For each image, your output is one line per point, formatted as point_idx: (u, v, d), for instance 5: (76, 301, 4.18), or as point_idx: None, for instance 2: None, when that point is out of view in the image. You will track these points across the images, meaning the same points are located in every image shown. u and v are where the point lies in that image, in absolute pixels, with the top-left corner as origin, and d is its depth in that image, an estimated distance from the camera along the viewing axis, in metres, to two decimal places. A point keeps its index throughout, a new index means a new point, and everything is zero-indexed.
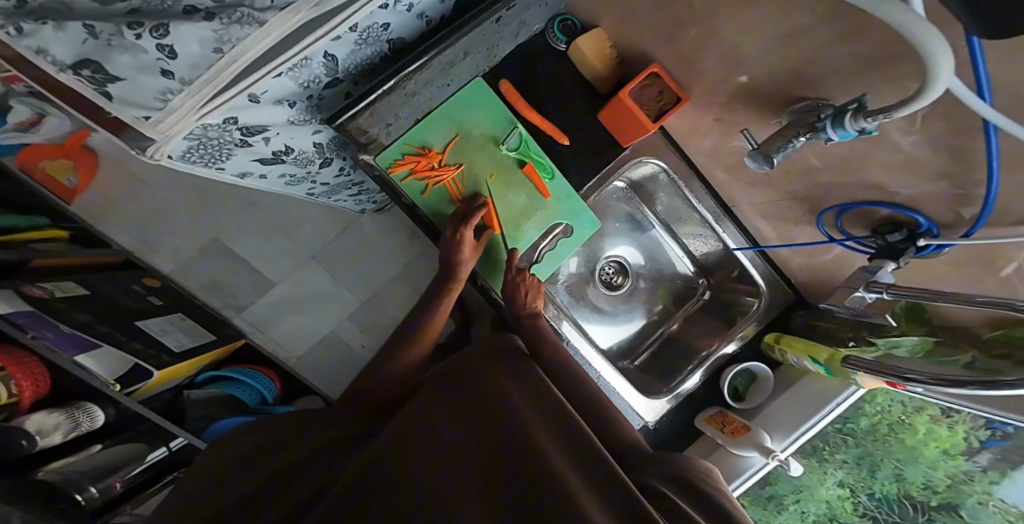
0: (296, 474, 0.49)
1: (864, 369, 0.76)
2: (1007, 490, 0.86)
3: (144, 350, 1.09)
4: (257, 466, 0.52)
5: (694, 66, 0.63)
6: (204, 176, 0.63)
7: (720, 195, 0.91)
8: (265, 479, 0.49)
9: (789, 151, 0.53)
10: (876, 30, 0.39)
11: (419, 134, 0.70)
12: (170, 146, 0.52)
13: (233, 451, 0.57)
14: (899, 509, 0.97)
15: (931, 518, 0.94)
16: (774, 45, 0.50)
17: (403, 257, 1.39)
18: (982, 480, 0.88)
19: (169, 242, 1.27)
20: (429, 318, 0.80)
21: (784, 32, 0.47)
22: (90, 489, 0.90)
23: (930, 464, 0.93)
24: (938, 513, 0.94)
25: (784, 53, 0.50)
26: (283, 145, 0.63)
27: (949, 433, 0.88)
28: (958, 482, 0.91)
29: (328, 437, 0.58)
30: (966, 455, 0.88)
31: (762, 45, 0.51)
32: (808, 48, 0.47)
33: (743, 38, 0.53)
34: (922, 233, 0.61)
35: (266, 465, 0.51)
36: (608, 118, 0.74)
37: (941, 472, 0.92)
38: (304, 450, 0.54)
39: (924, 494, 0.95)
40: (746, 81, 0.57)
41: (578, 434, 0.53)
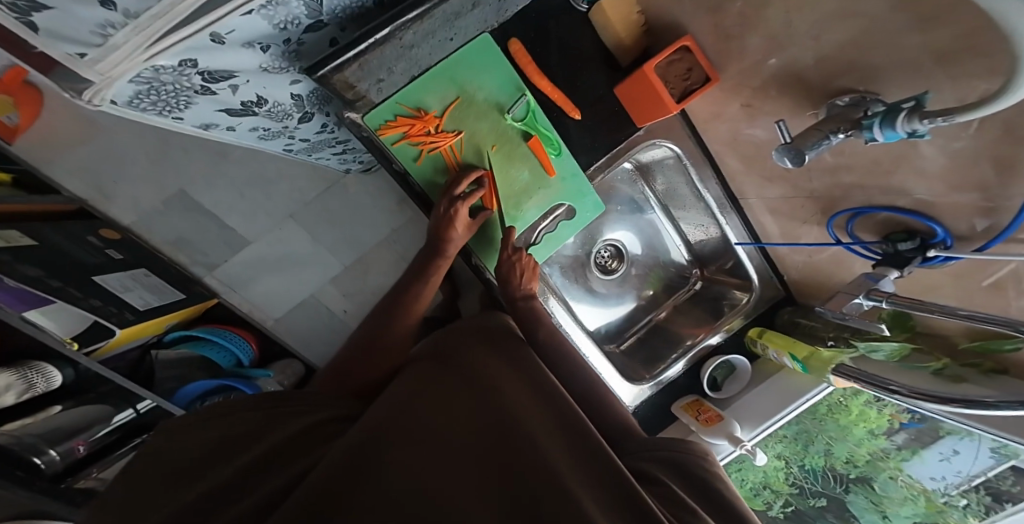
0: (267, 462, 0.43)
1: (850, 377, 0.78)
2: (914, 467, 0.93)
3: (102, 309, 1.04)
4: (220, 454, 0.46)
5: (732, 43, 0.57)
6: (158, 126, 0.54)
7: (729, 185, 0.85)
8: (229, 467, 0.43)
9: (824, 148, 0.48)
10: (963, 21, 0.34)
11: (416, 92, 0.61)
12: (113, 90, 0.44)
13: (196, 428, 0.51)
14: (823, 478, 1.06)
15: (848, 488, 1.03)
16: (835, 26, 0.44)
17: (388, 222, 1.31)
18: (894, 457, 0.95)
19: (129, 188, 1.13)
20: (417, 292, 0.76)
21: (853, 10, 0.42)
22: (49, 452, 0.85)
23: (855, 441, 0.99)
24: (855, 485, 1.02)
25: (843, 37, 0.44)
26: (254, 95, 0.55)
27: (874, 413, 0.93)
28: (876, 457, 0.97)
29: (306, 414, 0.53)
30: (887, 434, 0.94)
31: (821, 23, 0.45)
32: (874, 32, 0.41)
33: (798, 14, 0.47)
34: (934, 243, 0.58)
35: (238, 448, 0.46)
36: (624, 93, 0.68)
37: (863, 448, 0.98)
38: (275, 433, 0.48)
39: (846, 467, 1.02)
40: (793, 64, 0.51)
41: (577, 426, 0.51)
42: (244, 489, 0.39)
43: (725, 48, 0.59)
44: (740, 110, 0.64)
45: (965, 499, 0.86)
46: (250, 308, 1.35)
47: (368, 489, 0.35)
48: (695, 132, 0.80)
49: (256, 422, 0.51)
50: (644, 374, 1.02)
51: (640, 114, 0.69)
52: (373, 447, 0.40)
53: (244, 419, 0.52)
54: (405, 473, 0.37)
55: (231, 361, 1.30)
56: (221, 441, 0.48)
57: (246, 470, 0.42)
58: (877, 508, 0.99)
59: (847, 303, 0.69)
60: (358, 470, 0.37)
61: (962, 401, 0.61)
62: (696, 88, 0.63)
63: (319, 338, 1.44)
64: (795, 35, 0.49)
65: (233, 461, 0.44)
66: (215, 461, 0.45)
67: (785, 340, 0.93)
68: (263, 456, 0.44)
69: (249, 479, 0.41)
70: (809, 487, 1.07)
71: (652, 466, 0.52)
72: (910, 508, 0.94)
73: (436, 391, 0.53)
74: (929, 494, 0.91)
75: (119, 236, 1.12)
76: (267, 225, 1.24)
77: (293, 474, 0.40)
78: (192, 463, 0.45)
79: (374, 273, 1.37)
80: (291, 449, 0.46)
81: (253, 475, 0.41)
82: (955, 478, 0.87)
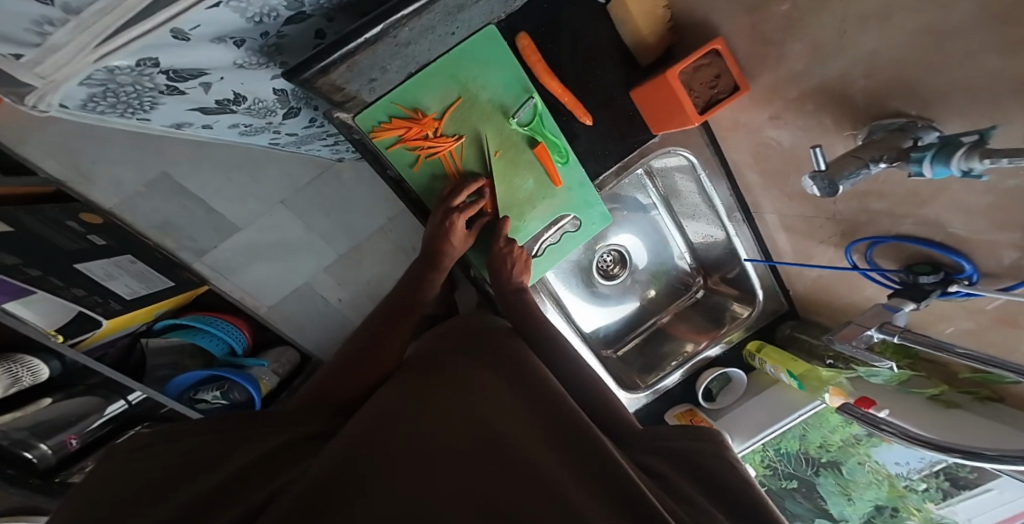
0: (239, 481, 0.39)
1: (854, 418, 0.75)
2: (881, 452, 0.97)
3: (88, 298, 1.01)
4: (189, 463, 0.42)
5: (778, 45, 0.52)
6: (123, 126, 0.49)
7: (743, 196, 0.80)
8: (197, 483, 0.39)
9: (859, 179, 0.44)
10: None
11: (412, 91, 0.55)
12: (62, 93, 0.39)
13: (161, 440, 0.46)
14: (795, 459, 1.11)
15: (817, 470, 1.08)
16: (902, 38, 0.39)
17: (384, 211, 1.27)
18: (864, 443, 0.99)
19: (109, 169, 1.04)
20: (409, 299, 0.73)
21: (929, 29, 0.36)
22: (40, 447, 0.91)
23: (830, 427, 1.04)
24: (825, 468, 1.07)
25: (911, 52, 0.39)
26: (230, 92, 0.49)
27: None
28: (847, 443, 1.02)
29: (285, 427, 0.49)
30: (858, 420, 0.98)
31: (885, 34, 0.40)
32: (946, 54, 0.36)
33: (858, 20, 0.41)
34: (958, 278, 0.54)
35: (206, 467, 0.41)
36: (641, 100, 0.63)
37: (837, 435, 1.03)
38: (252, 448, 0.45)
39: (819, 451, 1.07)
40: (842, 74, 0.46)
41: (580, 424, 0.46)
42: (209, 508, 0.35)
43: (759, 55, 0.55)
44: (766, 121, 0.61)
45: (924, 484, 0.93)
46: (242, 294, 1.32)
47: (342, 516, 0.31)
48: (713, 140, 0.74)
49: (232, 431, 0.47)
50: (639, 382, 1.00)
51: (656, 122, 0.65)
52: (353, 469, 0.36)
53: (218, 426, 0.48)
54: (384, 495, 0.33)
55: (224, 348, 1.29)
56: (190, 450, 0.44)
57: (215, 487, 0.38)
58: (843, 492, 1.05)
59: (858, 334, 0.64)
60: (333, 496, 0.33)
61: (962, 451, 0.58)
62: (723, 97, 0.59)
63: (312, 325, 1.43)
64: (853, 44, 0.44)
65: (202, 476, 0.40)
66: (185, 474, 0.40)
67: (783, 356, 0.91)
68: (235, 474, 0.40)
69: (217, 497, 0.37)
70: (782, 469, 1.12)
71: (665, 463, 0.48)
72: (873, 492, 1.00)
73: (426, 398, 0.49)
74: (893, 479, 0.97)
75: (101, 221, 1.04)
76: (256, 211, 1.18)
77: (265, 496, 0.36)
78: (156, 471, 0.41)
79: (369, 262, 1.34)
80: (268, 467, 0.42)
81: (223, 493, 0.37)
82: (918, 464, 0.91)
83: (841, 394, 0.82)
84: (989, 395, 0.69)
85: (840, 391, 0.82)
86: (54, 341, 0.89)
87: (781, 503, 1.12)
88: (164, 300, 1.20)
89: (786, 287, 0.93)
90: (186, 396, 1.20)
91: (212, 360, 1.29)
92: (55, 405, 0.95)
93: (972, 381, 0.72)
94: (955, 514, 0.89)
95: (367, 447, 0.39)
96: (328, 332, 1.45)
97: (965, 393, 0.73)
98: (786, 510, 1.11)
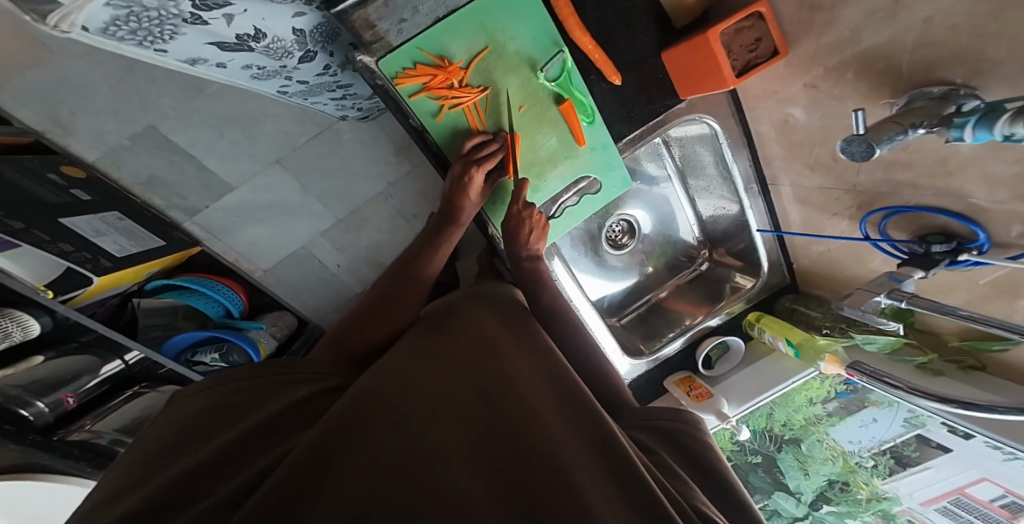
0: (250, 443, 0.38)
1: (860, 373, 0.81)
2: (838, 431, 1.09)
3: (76, 254, 0.98)
4: (197, 431, 0.41)
5: (822, 12, 0.52)
6: (136, 57, 0.45)
7: (762, 167, 0.81)
8: (202, 450, 0.37)
9: (897, 143, 0.45)
10: None
11: (439, 36, 0.53)
12: (86, 15, 0.35)
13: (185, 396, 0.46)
14: (761, 437, 1.18)
15: (780, 447, 1.17)
16: (962, 5, 0.40)
17: (386, 175, 1.23)
18: (824, 423, 1.11)
19: (90, 121, 0.95)
20: (424, 255, 0.71)
21: None
22: (38, 405, 0.89)
23: (795, 407, 1.12)
24: (787, 445, 1.16)
25: (969, 20, 0.40)
26: (252, 28, 0.46)
27: (819, 384, 1.07)
28: (810, 422, 1.12)
29: (303, 379, 0.49)
30: (822, 401, 1.10)
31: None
32: (1010, 19, 0.37)
33: None
34: (968, 248, 0.57)
35: (229, 423, 0.42)
36: (673, 62, 0.63)
37: (801, 415, 1.12)
38: (263, 406, 0.43)
39: (783, 430, 1.15)
40: (889, 42, 0.47)
41: (580, 398, 0.47)
42: (214, 477, 0.34)
43: (805, 21, 0.55)
44: (800, 90, 0.62)
45: (872, 461, 1.02)
46: (236, 257, 1.29)
47: (333, 492, 0.30)
48: (739, 110, 0.75)
49: (247, 391, 0.46)
50: (641, 348, 1.02)
51: (687, 85, 0.64)
52: (352, 442, 0.35)
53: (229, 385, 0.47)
54: (387, 465, 0.32)
55: (220, 311, 1.29)
56: (197, 414, 0.43)
57: (226, 448, 0.37)
58: (801, 467, 1.12)
59: (866, 300, 0.64)
60: (330, 469, 0.32)
61: (960, 402, 0.65)
62: (761, 61, 0.59)
63: (310, 291, 1.43)
64: (909, 11, 0.44)
65: (211, 441, 0.39)
66: (198, 435, 0.40)
67: (781, 325, 0.94)
68: (243, 433, 0.39)
69: (224, 462, 0.36)
70: (749, 445, 1.18)
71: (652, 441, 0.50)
72: (828, 467, 1.08)
73: (429, 366, 0.48)
74: (846, 456, 1.06)
75: (84, 175, 0.99)
76: (252, 169, 1.12)
77: (271, 459, 0.35)
78: (174, 435, 0.40)
79: (370, 228, 1.33)
80: (280, 423, 0.41)
81: (231, 458, 0.36)
82: (869, 442, 1.03)
83: (836, 362, 0.86)
84: (974, 364, 0.72)
85: (835, 358, 0.86)
86: (43, 296, 0.87)
87: (745, 477, 1.18)
88: (156, 259, 1.17)
89: (791, 260, 0.95)
90: (184, 357, 1.21)
91: (207, 320, 1.30)
92: (46, 365, 0.95)
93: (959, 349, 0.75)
94: (898, 489, 0.98)
95: (372, 412, 0.38)
96: (328, 298, 1.47)
97: (949, 363, 0.76)
98: (747, 483, 1.17)
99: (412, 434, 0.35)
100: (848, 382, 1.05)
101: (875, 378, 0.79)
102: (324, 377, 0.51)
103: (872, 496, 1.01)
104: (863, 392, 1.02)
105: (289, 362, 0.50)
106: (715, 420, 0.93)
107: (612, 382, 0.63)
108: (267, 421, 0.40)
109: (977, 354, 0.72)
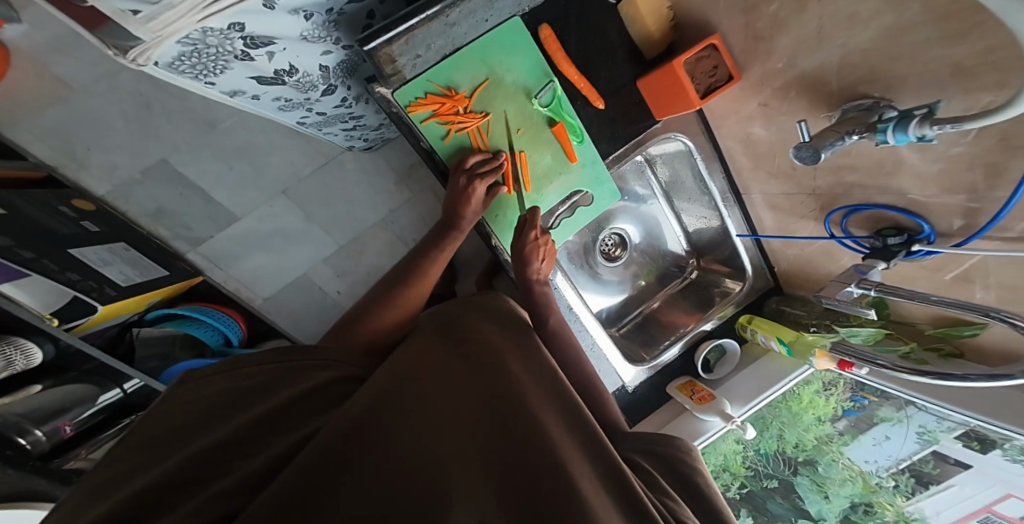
0: (266, 433, 0.40)
1: (851, 355, 0.85)
2: (853, 451, 1.12)
3: (83, 283, 1.01)
4: (219, 414, 0.43)
5: (762, 44, 0.63)
6: (189, 89, 0.52)
7: (734, 179, 0.90)
8: (225, 430, 0.40)
9: (838, 148, 0.53)
10: (992, 33, 0.39)
11: (446, 70, 0.62)
12: (160, 51, 0.42)
13: (205, 383, 0.49)
14: (774, 460, 1.21)
15: (795, 470, 1.19)
16: (867, 34, 0.49)
17: (387, 202, 1.29)
18: (837, 442, 1.14)
19: (103, 156, 1.01)
20: (430, 265, 0.76)
21: (892, 25, 0.47)
22: (36, 433, 0.90)
23: (805, 427, 1.18)
24: (802, 467, 1.18)
25: (873, 45, 0.50)
26: (287, 64, 0.53)
27: (824, 401, 1.15)
28: (822, 442, 1.16)
29: (318, 368, 0.52)
30: (831, 420, 1.15)
31: (853, 32, 0.51)
32: (904, 44, 0.47)
33: (832, 22, 0.52)
34: (918, 239, 0.64)
35: (247, 405, 0.44)
36: (648, 87, 0.72)
37: (812, 434, 1.17)
38: (281, 391, 0.47)
39: (795, 451, 1.19)
40: (818, 67, 0.57)
41: (578, 411, 0.50)
42: (236, 459, 0.37)
43: (751, 49, 0.65)
44: (756, 108, 0.71)
45: (893, 481, 1.03)
46: (236, 286, 1.32)
47: (357, 473, 0.33)
48: (708, 128, 0.84)
49: (265, 377, 0.50)
50: (643, 356, 1.06)
51: (661, 107, 0.74)
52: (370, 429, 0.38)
53: (248, 374, 0.50)
54: (404, 455, 0.35)
55: (218, 339, 1.28)
56: (218, 399, 0.46)
57: (248, 432, 0.40)
58: (820, 490, 1.15)
59: (838, 290, 0.72)
60: (350, 450, 0.35)
61: (937, 374, 0.70)
62: (721, 85, 0.69)
63: (308, 319, 1.43)
64: (829, 41, 0.54)
65: (232, 421, 0.42)
66: (221, 416, 0.43)
67: (773, 326, 1.01)
68: (265, 421, 0.42)
69: (247, 443, 0.39)
70: (762, 470, 1.22)
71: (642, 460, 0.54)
72: (848, 488, 1.10)
73: (437, 371, 0.52)
74: (865, 476, 1.08)
75: (93, 207, 1.04)
76: (257, 199, 1.17)
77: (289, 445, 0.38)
78: (198, 418, 0.43)
79: (370, 254, 1.37)
80: (295, 411, 0.44)
81: (253, 442, 0.39)
82: (886, 462, 1.04)
83: (826, 357, 0.91)
84: (953, 351, 0.78)
85: (824, 353, 0.91)
86: (48, 323, 0.89)
87: (764, 505, 1.22)
88: (161, 288, 1.19)
89: (772, 263, 1.03)
90: None
91: (205, 351, 1.27)
92: (46, 393, 0.95)
93: (935, 337, 0.80)
94: (924, 509, 0.98)
95: (387, 408, 0.41)
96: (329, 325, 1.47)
97: (930, 351, 0.80)
98: (767, 511, 1.21)
99: (424, 431, 0.39)
100: (855, 399, 1.10)
101: (865, 360, 0.83)
102: (342, 366, 0.54)
103: (899, 517, 1.02)
104: (872, 408, 1.07)
105: (307, 351, 0.55)
106: (719, 421, 0.97)
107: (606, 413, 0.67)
108: (285, 413, 0.43)
109: (954, 341, 0.78)
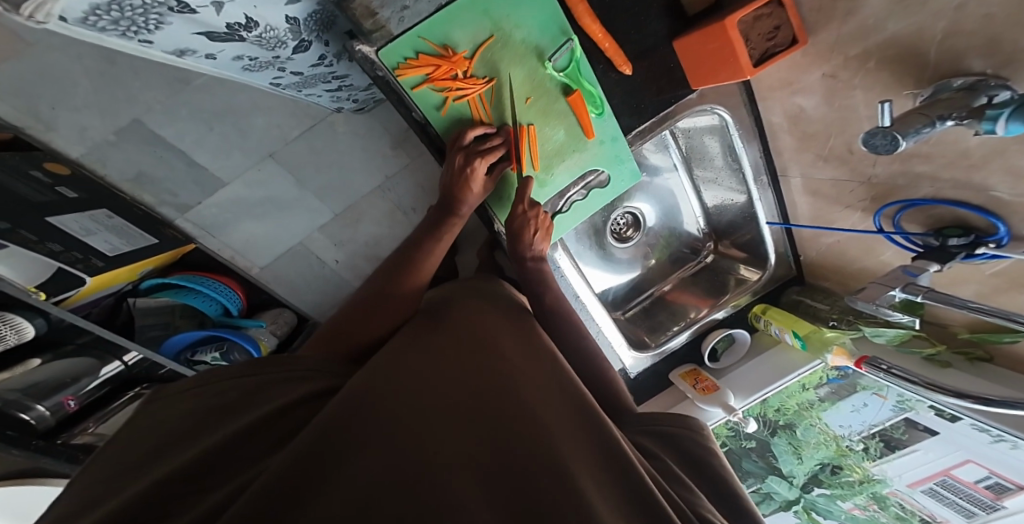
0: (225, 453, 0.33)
1: (874, 369, 0.77)
2: (829, 416, 1.08)
3: (66, 254, 0.95)
4: (179, 442, 0.37)
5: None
6: (121, 48, 0.43)
7: (772, 158, 0.79)
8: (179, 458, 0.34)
9: (923, 136, 0.44)
10: None
11: (442, 25, 0.52)
12: (64, 5, 0.33)
13: (166, 411, 0.42)
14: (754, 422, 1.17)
15: (773, 431, 1.16)
16: None
17: (382, 168, 1.20)
18: (816, 408, 1.09)
19: (72, 116, 0.90)
20: (428, 252, 0.69)
21: None
22: (37, 408, 0.89)
23: (788, 393, 1.11)
24: (782, 430, 1.15)
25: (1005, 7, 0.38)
26: (242, 16, 0.43)
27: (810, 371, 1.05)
28: (802, 408, 1.11)
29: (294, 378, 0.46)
30: (814, 387, 1.08)
31: None
32: None
33: None
34: (987, 241, 0.56)
35: (208, 430, 0.38)
36: (686, 49, 0.60)
37: (794, 400, 1.11)
38: (250, 411, 0.40)
39: (777, 415, 1.14)
40: (918, 29, 0.45)
41: (584, 403, 0.43)
42: (190, 495, 0.30)
43: (827, 8, 0.53)
44: (818, 80, 0.59)
45: (863, 444, 1.03)
46: (231, 254, 1.25)
47: (331, 494, 0.27)
48: (750, 100, 0.72)
49: (239, 391, 0.43)
50: (647, 340, 1.01)
51: (700, 75, 0.62)
52: (339, 452, 0.30)
53: (220, 390, 0.44)
54: (381, 463, 0.29)
55: (218, 309, 1.26)
56: (186, 421, 0.40)
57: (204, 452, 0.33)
58: (794, 451, 1.13)
59: (881, 293, 0.65)
60: (311, 482, 0.28)
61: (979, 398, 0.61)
62: (779, 50, 0.57)
63: (308, 288, 1.39)
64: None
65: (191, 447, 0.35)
66: (177, 445, 0.37)
67: (787, 317, 0.94)
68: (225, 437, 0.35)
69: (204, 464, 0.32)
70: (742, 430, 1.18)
71: (654, 445, 0.47)
72: (821, 451, 1.10)
73: (419, 364, 0.44)
74: (837, 440, 1.07)
75: (67, 171, 0.94)
76: (244, 164, 1.08)
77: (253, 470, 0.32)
78: (153, 448, 0.37)
79: (366, 222, 1.29)
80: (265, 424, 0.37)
81: (205, 465, 0.32)
82: (859, 427, 1.02)
83: (844, 354, 0.84)
84: (982, 355, 0.72)
85: (842, 351, 0.84)
86: (32, 296, 0.81)
87: (739, 462, 1.20)
88: (153, 257, 1.14)
89: (798, 252, 0.93)
90: (184, 357, 1.19)
91: (206, 319, 1.27)
92: (46, 366, 0.93)
93: (967, 341, 0.74)
94: (887, 471, 1.00)
95: (362, 409, 0.34)
96: (326, 295, 1.43)
97: (957, 353, 0.75)
98: (741, 468, 1.19)
99: (403, 441, 0.31)
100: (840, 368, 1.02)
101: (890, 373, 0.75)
102: (321, 376, 0.48)
103: (864, 478, 1.04)
104: (854, 377, 1.00)
105: (284, 359, 0.48)
106: (721, 413, 0.92)
107: (613, 384, 0.61)
108: (251, 427, 0.36)
109: (985, 346, 0.72)
